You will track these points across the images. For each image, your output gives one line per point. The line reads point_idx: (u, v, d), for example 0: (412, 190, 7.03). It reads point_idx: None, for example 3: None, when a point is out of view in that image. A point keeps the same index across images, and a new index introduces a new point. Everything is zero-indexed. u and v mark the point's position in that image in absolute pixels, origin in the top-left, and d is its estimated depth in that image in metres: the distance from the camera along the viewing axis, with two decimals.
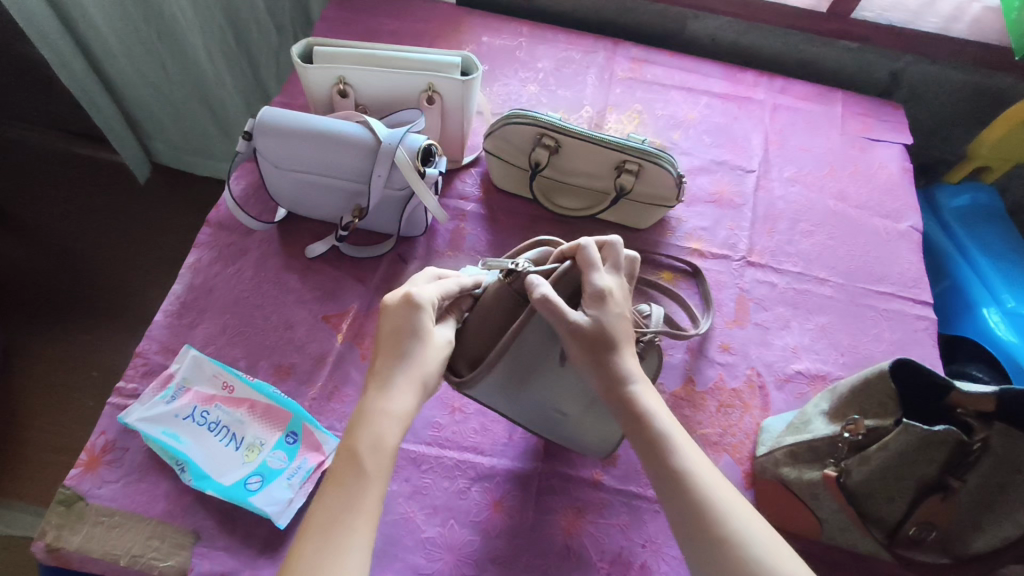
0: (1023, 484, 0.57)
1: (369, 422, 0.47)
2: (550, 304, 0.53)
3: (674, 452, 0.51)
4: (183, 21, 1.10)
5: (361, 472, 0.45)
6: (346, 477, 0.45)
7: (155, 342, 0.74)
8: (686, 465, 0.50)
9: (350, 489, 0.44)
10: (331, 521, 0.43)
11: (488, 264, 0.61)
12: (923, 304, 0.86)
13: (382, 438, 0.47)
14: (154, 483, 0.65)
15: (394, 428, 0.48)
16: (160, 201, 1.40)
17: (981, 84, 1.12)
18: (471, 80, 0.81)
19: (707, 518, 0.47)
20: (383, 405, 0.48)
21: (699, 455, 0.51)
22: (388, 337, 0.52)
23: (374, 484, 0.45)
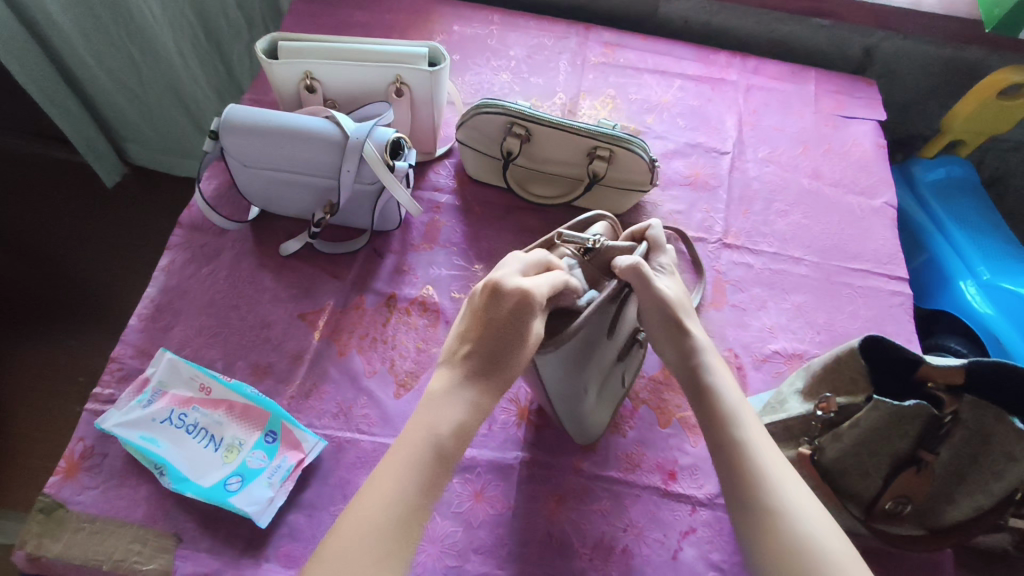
0: (994, 454, 0.58)
1: (447, 409, 0.50)
2: (643, 272, 0.58)
3: (733, 425, 0.54)
4: (150, 15, 1.07)
5: (428, 459, 0.48)
6: (412, 459, 0.47)
7: (130, 346, 0.74)
8: (744, 438, 0.53)
9: (410, 475, 0.47)
10: (390, 501, 0.46)
11: (564, 235, 0.62)
12: (898, 279, 0.86)
13: (455, 431, 0.49)
14: (134, 487, 0.65)
15: (466, 422, 0.50)
16: (137, 203, 1.38)
17: (953, 57, 1.12)
18: (439, 71, 0.80)
19: (759, 488, 0.50)
20: (456, 394, 0.51)
21: (760, 431, 0.54)
22: (482, 322, 0.52)
23: (439, 475, 0.48)
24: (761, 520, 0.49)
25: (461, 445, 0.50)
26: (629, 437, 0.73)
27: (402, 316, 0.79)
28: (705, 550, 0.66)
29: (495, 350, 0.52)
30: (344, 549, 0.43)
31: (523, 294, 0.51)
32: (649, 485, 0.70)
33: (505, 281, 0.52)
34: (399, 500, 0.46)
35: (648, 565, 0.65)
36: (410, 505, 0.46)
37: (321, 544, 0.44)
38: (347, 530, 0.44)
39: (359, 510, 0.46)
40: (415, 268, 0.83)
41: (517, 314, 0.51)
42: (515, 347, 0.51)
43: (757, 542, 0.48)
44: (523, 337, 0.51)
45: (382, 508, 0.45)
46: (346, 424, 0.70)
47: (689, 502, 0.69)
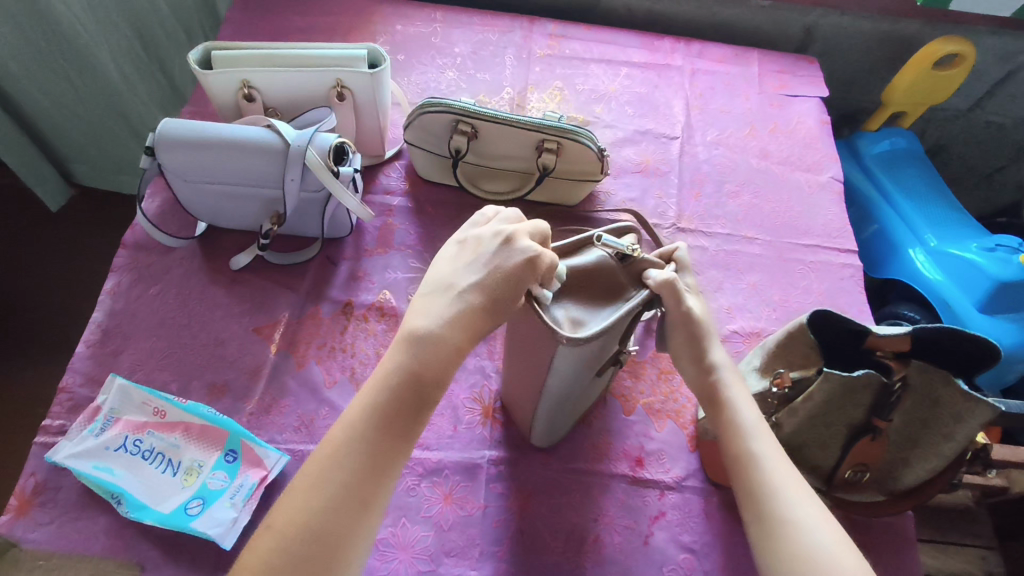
0: (943, 418, 0.59)
1: (417, 349, 0.49)
2: (677, 288, 0.57)
3: (745, 437, 0.55)
4: (85, 32, 1.05)
5: (400, 400, 0.48)
6: (387, 396, 0.48)
7: (78, 374, 0.71)
8: (757, 447, 0.54)
9: (377, 416, 0.47)
10: (350, 447, 0.46)
11: (604, 241, 0.59)
12: (848, 252, 0.88)
13: (427, 374, 0.49)
14: (91, 519, 0.62)
15: (442, 363, 0.49)
16: (85, 225, 1.34)
17: (890, 31, 1.15)
18: (380, 72, 0.79)
19: (768, 492, 0.51)
20: (434, 331, 0.50)
21: (771, 440, 0.55)
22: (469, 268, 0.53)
23: (410, 413, 0.48)
24: (773, 523, 0.49)
25: (437, 383, 0.49)
26: (595, 427, 0.74)
27: (360, 323, 0.78)
28: (676, 533, 0.67)
29: (481, 298, 0.52)
30: (302, 491, 0.44)
31: (532, 258, 0.52)
32: (618, 473, 0.70)
33: (519, 239, 0.54)
34: (362, 444, 0.46)
35: (620, 552, 0.65)
36: (373, 449, 0.46)
37: (286, 488, 0.45)
38: (309, 475, 0.45)
39: (322, 456, 0.46)
40: (370, 273, 0.82)
41: (521, 271, 0.52)
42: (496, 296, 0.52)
43: (766, 545, 0.49)
44: (515, 297, 0.52)
45: (342, 455, 0.45)
46: (308, 437, 0.69)
47: (658, 487, 0.70)
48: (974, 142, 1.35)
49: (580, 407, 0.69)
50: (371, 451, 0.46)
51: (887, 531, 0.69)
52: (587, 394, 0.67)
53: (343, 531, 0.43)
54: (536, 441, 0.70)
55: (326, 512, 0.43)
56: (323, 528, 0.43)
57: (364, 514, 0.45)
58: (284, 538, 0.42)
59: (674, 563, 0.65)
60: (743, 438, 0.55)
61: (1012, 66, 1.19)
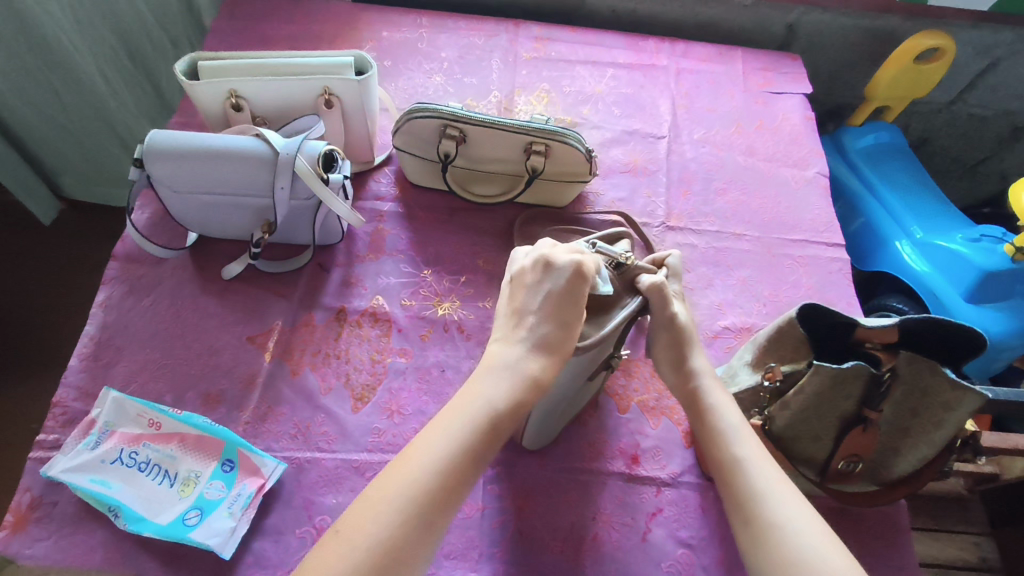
0: (933, 407, 0.60)
1: (496, 382, 0.52)
2: (665, 292, 0.61)
3: (726, 440, 0.56)
4: (69, 43, 1.05)
5: (473, 428, 0.49)
6: (463, 419, 0.49)
7: (72, 389, 0.71)
8: (739, 450, 0.55)
9: (452, 441, 0.48)
10: (425, 466, 0.47)
11: (598, 251, 0.64)
12: (836, 246, 0.89)
13: (508, 406, 0.51)
14: (88, 533, 0.62)
15: (519, 392, 0.52)
16: (74, 239, 1.33)
17: (871, 26, 1.16)
18: (367, 79, 0.79)
19: (752, 493, 0.52)
20: (516, 364, 0.53)
21: (752, 441, 0.56)
22: (536, 302, 0.56)
23: (484, 443, 0.49)
24: (758, 524, 0.50)
25: (514, 418, 0.51)
26: (590, 426, 0.74)
27: (354, 329, 0.78)
28: (673, 529, 0.68)
29: (556, 329, 0.55)
30: (368, 511, 0.44)
31: (578, 266, 0.56)
32: (614, 471, 0.71)
33: (557, 258, 0.58)
34: (440, 463, 0.47)
35: (619, 550, 0.66)
36: (448, 471, 0.47)
37: (353, 502, 0.45)
38: (380, 495, 0.45)
39: (392, 475, 0.46)
40: (363, 279, 0.82)
41: (572, 283, 0.56)
42: (565, 329, 0.55)
43: (752, 547, 0.50)
44: (574, 309, 0.56)
45: (421, 469, 0.46)
46: (304, 444, 0.69)
47: (654, 483, 0.70)
48: (957, 134, 1.37)
49: (571, 411, 0.70)
50: (443, 474, 0.46)
51: (880, 521, 0.69)
52: (579, 396, 0.67)
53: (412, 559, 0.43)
54: (527, 443, 0.70)
55: (398, 534, 0.43)
56: (394, 550, 0.43)
57: (429, 541, 0.44)
58: (350, 556, 0.41)
59: (672, 559, 0.66)
60: (725, 442, 0.56)
61: (992, 58, 1.21)
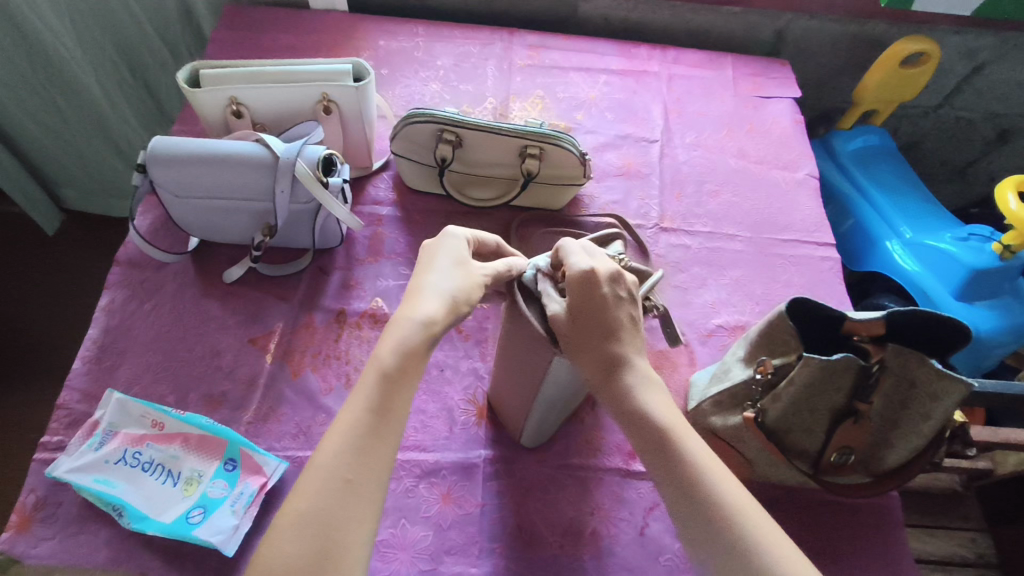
0: (921, 398, 0.62)
1: (392, 336, 0.49)
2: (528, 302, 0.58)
3: (635, 390, 0.54)
4: (69, 54, 1.06)
5: (377, 388, 0.47)
6: (367, 382, 0.47)
7: (76, 391, 0.72)
8: (646, 402, 0.53)
9: (367, 399, 0.46)
10: (342, 431, 0.45)
11: None
12: (827, 245, 0.91)
13: (408, 357, 0.48)
14: (93, 533, 0.63)
15: (417, 344, 0.49)
16: (76, 248, 1.35)
17: (857, 32, 1.19)
18: (365, 85, 0.81)
19: (671, 445, 0.50)
20: (408, 320, 0.50)
21: (659, 392, 0.54)
22: (433, 265, 0.54)
23: (392, 398, 0.47)
24: (675, 478, 0.49)
25: (413, 370, 0.49)
26: (588, 423, 0.75)
27: (354, 330, 0.79)
28: (670, 523, 0.69)
29: (448, 288, 0.52)
30: (298, 489, 0.43)
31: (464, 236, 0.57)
32: (611, 467, 0.72)
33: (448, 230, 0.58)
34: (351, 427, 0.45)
35: (617, 544, 0.67)
36: (363, 431, 0.45)
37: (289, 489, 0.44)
38: (306, 469, 0.44)
39: (324, 444, 0.45)
40: (362, 282, 0.84)
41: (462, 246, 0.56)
42: (460, 285, 0.53)
43: (678, 501, 0.48)
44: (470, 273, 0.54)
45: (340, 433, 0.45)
46: (307, 443, 0.70)
47: (651, 478, 0.72)
48: (945, 137, 1.39)
49: (567, 409, 0.70)
50: (358, 431, 0.45)
51: (875, 513, 0.71)
52: (576, 394, 0.68)
53: (346, 526, 0.42)
54: (526, 441, 0.71)
55: (328, 502, 0.42)
56: (325, 520, 0.42)
57: (365, 504, 0.43)
58: (280, 537, 0.41)
59: (669, 553, 0.67)
60: (631, 395, 0.53)
61: (976, 62, 1.23)
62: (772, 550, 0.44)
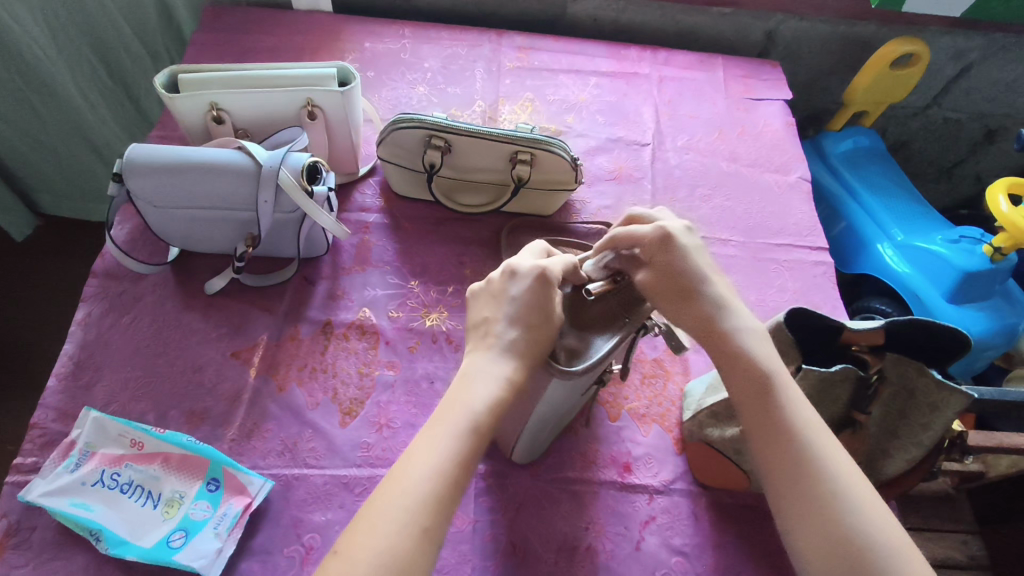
0: (920, 407, 0.61)
1: (478, 385, 0.52)
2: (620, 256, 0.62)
3: (734, 336, 0.56)
4: (44, 56, 1.02)
5: (463, 437, 0.49)
6: (447, 428, 0.49)
7: (50, 410, 0.69)
8: (748, 348, 0.55)
9: (452, 447, 0.48)
10: (422, 477, 0.46)
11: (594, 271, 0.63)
12: (820, 249, 0.90)
13: (489, 410, 0.51)
14: (69, 559, 0.60)
15: (501, 398, 0.52)
16: (53, 256, 1.31)
17: (847, 33, 1.18)
18: (350, 90, 0.79)
19: (770, 393, 0.53)
20: (490, 372, 0.53)
21: (762, 338, 0.56)
22: (510, 301, 0.56)
23: (476, 448, 0.49)
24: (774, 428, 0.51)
25: (496, 421, 0.51)
26: (582, 435, 0.74)
27: (341, 342, 0.77)
28: (666, 537, 0.67)
29: (528, 339, 0.54)
30: (370, 527, 0.44)
31: (540, 274, 0.55)
32: (606, 480, 0.70)
33: (521, 265, 0.57)
34: (432, 473, 0.47)
35: (613, 559, 0.65)
36: (442, 479, 0.47)
37: (352, 521, 0.45)
38: (381, 505, 0.45)
39: (404, 482, 0.46)
40: (349, 291, 0.81)
41: (537, 290, 0.55)
42: (538, 336, 0.54)
43: (766, 452, 0.51)
44: (548, 315, 0.55)
45: (418, 477, 0.46)
46: (293, 461, 0.68)
47: (646, 491, 0.70)
48: (933, 137, 1.39)
49: (560, 425, 0.69)
50: (438, 479, 0.46)
51: None
52: (569, 411, 0.67)
53: (419, 570, 0.43)
54: (517, 457, 0.69)
55: (405, 544, 0.43)
56: (398, 562, 0.43)
57: (434, 553, 0.45)
58: (353, 572, 0.42)
59: (666, 567, 0.65)
60: (732, 339, 0.55)
61: (964, 64, 1.23)
62: (858, 516, 0.47)
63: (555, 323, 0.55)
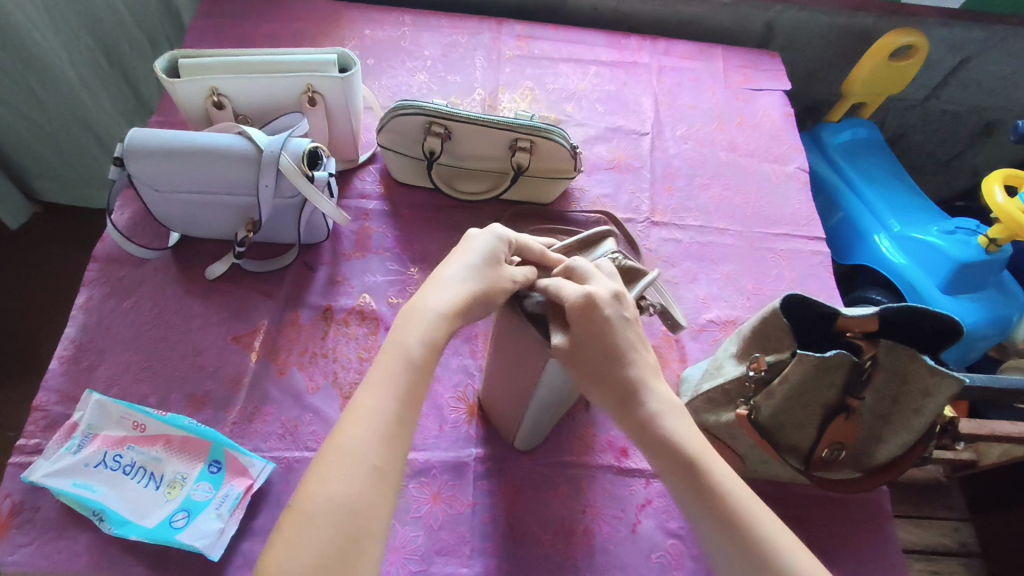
0: (912, 393, 0.62)
1: (419, 324, 0.51)
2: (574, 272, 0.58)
3: (657, 421, 0.52)
4: (43, 39, 1.01)
5: (405, 376, 0.48)
6: (392, 371, 0.48)
7: (53, 392, 0.69)
8: (671, 431, 0.52)
9: (398, 391, 0.48)
10: (369, 421, 0.46)
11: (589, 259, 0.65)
12: (817, 239, 0.91)
13: (429, 350, 0.50)
14: (72, 538, 0.61)
15: (440, 336, 0.51)
16: (49, 244, 1.31)
17: (847, 24, 1.19)
18: (351, 76, 0.79)
19: (699, 478, 0.50)
20: (430, 308, 0.51)
21: (683, 418, 0.53)
22: (460, 259, 0.54)
23: (418, 387, 0.49)
24: (712, 511, 0.49)
25: (435, 358, 0.51)
26: (579, 420, 0.75)
27: (341, 327, 0.78)
28: (662, 520, 0.68)
29: (470, 281, 0.53)
30: (324, 475, 0.43)
31: (494, 235, 0.56)
32: (603, 464, 0.71)
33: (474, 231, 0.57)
34: (383, 415, 0.46)
35: (609, 542, 0.66)
36: (389, 420, 0.47)
37: (307, 471, 0.44)
38: (331, 452, 0.45)
39: (351, 430, 0.45)
40: (349, 278, 0.82)
41: (485, 246, 0.56)
42: (481, 279, 0.54)
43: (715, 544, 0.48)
44: (498, 271, 0.55)
45: (370, 419, 0.46)
46: (294, 444, 0.69)
47: (642, 476, 0.71)
48: (931, 130, 1.40)
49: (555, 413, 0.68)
50: (388, 420, 0.46)
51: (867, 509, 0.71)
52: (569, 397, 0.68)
53: (375, 507, 0.43)
54: (517, 444, 0.70)
55: (360, 489, 0.43)
56: (352, 502, 0.43)
57: (387, 491, 0.44)
58: (311, 521, 0.41)
59: (661, 550, 0.66)
60: (659, 422, 0.52)
61: (963, 56, 1.24)
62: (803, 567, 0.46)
63: (503, 283, 0.55)
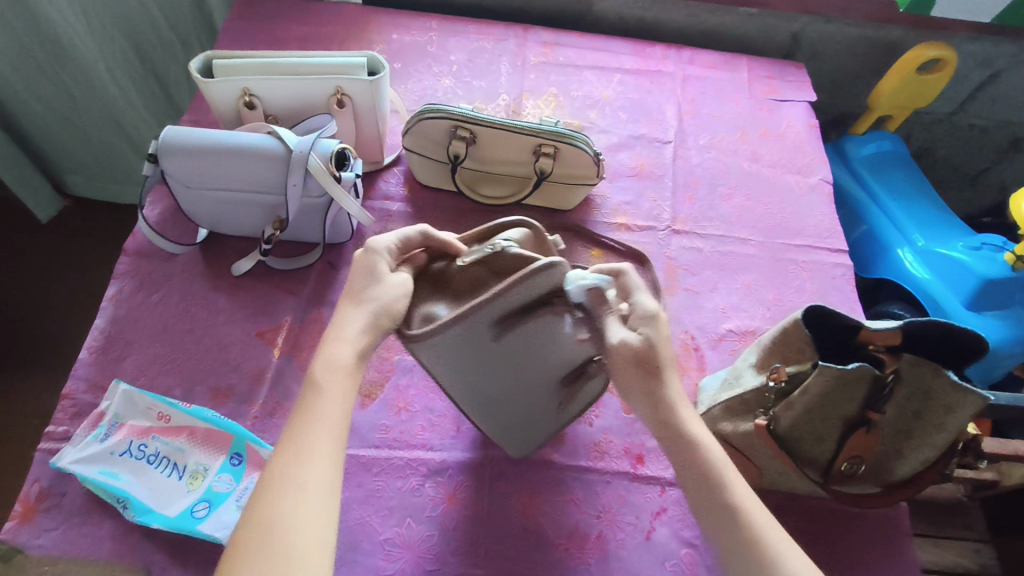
0: (935, 408, 0.61)
1: (343, 342, 0.50)
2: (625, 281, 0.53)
3: (686, 430, 0.51)
4: (79, 39, 1.05)
5: (342, 390, 0.48)
6: (328, 386, 0.48)
7: (82, 381, 0.71)
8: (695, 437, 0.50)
9: (334, 408, 0.47)
10: (312, 438, 0.46)
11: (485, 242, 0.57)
12: (839, 251, 0.90)
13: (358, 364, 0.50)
14: (96, 524, 0.62)
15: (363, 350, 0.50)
16: (76, 237, 1.34)
17: (874, 36, 1.18)
18: (379, 79, 0.81)
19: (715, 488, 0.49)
20: (352, 328, 0.50)
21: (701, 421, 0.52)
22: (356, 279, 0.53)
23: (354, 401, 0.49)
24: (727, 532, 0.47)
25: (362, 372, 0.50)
26: (596, 425, 0.75)
27: None
28: (677, 528, 0.68)
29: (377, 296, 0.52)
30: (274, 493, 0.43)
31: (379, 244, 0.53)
32: (619, 470, 0.71)
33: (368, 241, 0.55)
34: (324, 430, 0.46)
35: (623, 548, 0.66)
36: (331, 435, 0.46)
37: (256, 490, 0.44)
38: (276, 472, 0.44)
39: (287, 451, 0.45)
40: None
41: (371, 256, 0.53)
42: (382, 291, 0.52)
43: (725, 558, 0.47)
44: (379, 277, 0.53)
45: (310, 436, 0.46)
46: None
47: (658, 483, 0.71)
48: (958, 144, 1.38)
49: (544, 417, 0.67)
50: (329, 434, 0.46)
51: (886, 525, 0.70)
52: (568, 401, 0.67)
53: (322, 522, 0.43)
54: (511, 447, 0.69)
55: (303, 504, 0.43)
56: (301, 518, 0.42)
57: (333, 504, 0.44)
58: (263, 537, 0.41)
59: (675, 558, 0.66)
60: (683, 431, 0.50)
61: (992, 70, 1.23)
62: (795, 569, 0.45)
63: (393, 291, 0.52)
